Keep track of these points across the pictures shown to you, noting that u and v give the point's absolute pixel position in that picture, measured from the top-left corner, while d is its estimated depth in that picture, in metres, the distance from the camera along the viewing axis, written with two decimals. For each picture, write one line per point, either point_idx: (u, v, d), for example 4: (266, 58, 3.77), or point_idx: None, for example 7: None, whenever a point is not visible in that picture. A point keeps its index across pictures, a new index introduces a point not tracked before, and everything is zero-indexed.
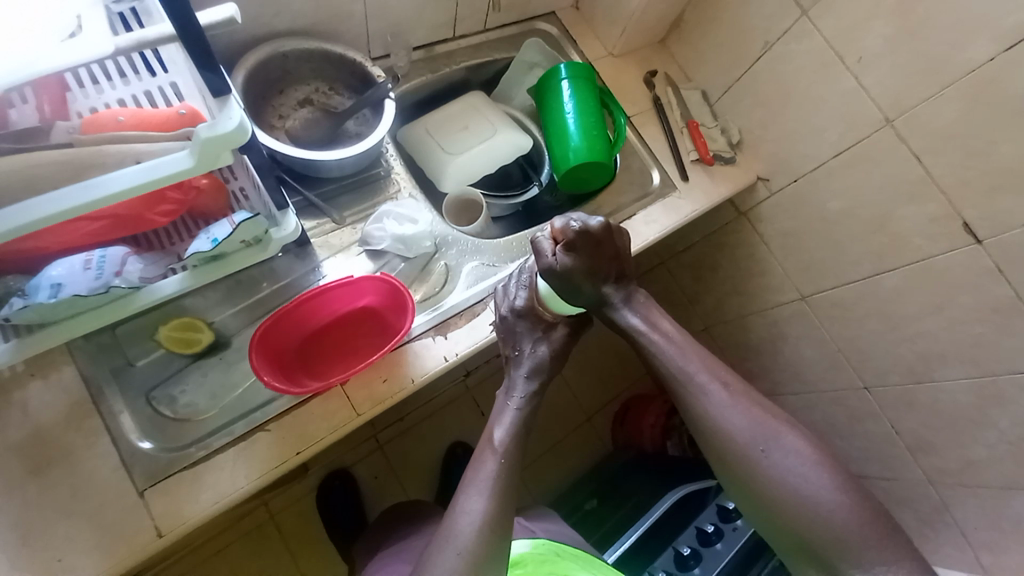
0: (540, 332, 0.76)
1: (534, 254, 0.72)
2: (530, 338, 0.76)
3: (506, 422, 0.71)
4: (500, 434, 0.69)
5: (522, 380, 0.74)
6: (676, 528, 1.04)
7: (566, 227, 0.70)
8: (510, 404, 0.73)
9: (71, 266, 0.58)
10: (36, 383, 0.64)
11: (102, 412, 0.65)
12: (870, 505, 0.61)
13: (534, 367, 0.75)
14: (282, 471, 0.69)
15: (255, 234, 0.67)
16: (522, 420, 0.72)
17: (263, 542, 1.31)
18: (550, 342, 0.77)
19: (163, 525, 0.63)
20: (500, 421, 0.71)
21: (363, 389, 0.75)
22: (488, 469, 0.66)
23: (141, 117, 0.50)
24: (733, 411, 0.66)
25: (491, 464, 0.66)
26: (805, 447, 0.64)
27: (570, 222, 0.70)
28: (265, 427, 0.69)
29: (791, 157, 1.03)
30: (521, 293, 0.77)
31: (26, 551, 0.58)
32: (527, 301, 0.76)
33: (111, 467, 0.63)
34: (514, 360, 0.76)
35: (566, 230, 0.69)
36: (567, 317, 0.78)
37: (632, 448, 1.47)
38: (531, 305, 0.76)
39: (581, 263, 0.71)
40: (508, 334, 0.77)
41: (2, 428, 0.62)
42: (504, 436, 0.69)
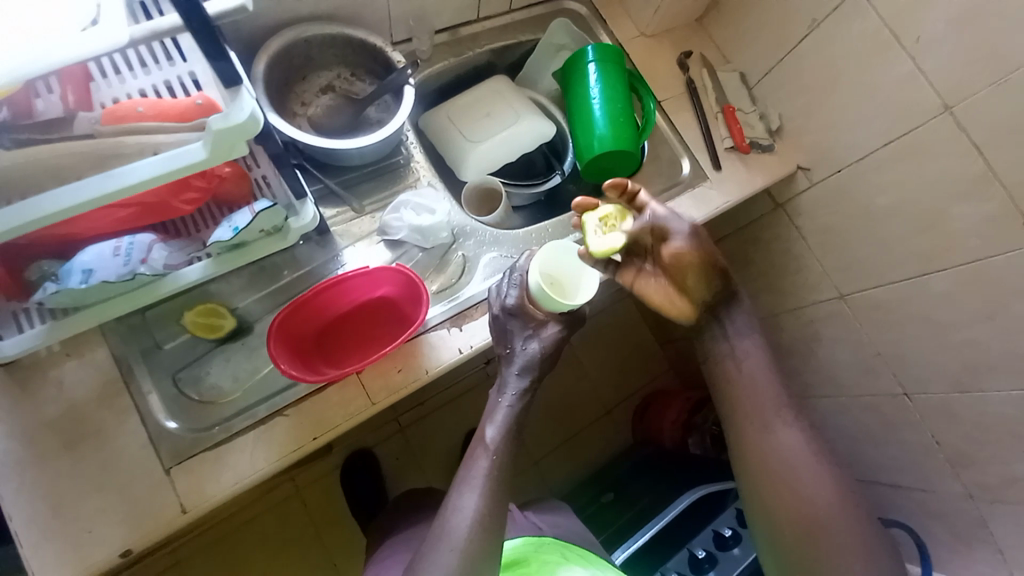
0: (531, 329, 0.73)
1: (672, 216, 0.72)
2: (521, 335, 0.73)
3: (498, 420, 0.69)
4: (491, 433, 0.67)
5: (514, 377, 0.71)
6: (689, 529, 1.01)
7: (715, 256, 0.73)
8: (502, 401, 0.71)
9: (99, 253, 0.60)
10: (71, 362, 0.68)
11: (132, 391, 0.68)
12: (888, 552, 0.63)
13: (527, 363, 0.72)
14: (299, 455, 0.71)
15: (275, 223, 0.68)
16: (515, 416, 0.70)
17: (290, 514, 1.38)
18: (542, 339, 0.73)
19: (187, 502, 0.66)
20: (493, 418, 0.70)
21: (379, 378, 0.75)
22: (480, 467, 0.65)
23: (161, 107, 0.50)
24: (783, 432, 0.68)
25: (483, 461, 0.65)
26: (841, 487, 0.65)
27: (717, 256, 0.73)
28: (284, 412, 0.71)
29: (836, 145, 0.96)
30: (511, 293, 0.74)
31: (58, 520, 0.62)
32: (517, 299, 0.73)
33: (139, 444, 0.66)
34: (506, 358, 0.73)
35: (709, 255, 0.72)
36: (559, 315, 0.74)
37: (653, 443, 1.44)
38: (521, 303, 0.73)
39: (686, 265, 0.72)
40: (499, 333, 0.74)
41: (39, 403, 0.65)
42: (496, 434, 0.68)
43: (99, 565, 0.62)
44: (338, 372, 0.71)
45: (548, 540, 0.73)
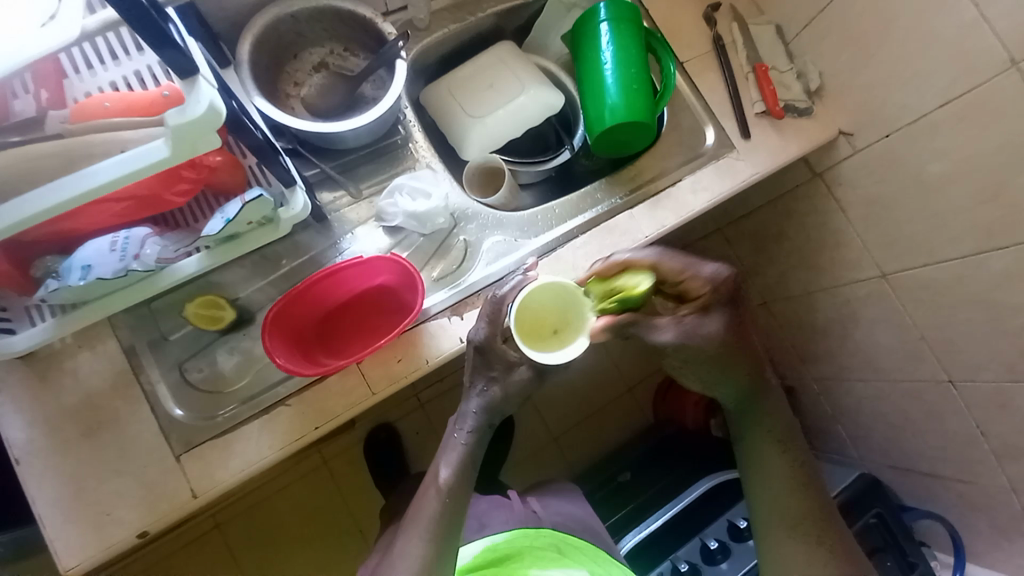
0: (495, 371, 0.70)
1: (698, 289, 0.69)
2: (483, 375, 0.70)
3: (452, 460, 0.69)
4: (445, 473, 0.68)
5: (470, 416, 0.69)
6: (705, 518, 0.99)
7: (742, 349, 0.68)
8: (458, 438, 0.70)
9: (99, 250, 0.62)
10: (84, 353, 0.70)
11: (141, 381, 0.70)
12: None
13: (485, 405, 0.70)
14: (302, 444, 0.72)
15: (263, 214, 0.66)
16: (471, 454, 0.69)
17: (318, 482, 1.44)
18: (504, 383, 0.69)
19: (197, 488, 0.68)
20: (447, 457, 0.69)
21: (379, 368, 0.75)
22: (429, 508, 0.67)
23: (129, 101, 0.50)
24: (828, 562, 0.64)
25: (433, 503, 0.67)
26: None
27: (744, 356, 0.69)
28: (285, 403, 0.72)
29: (884, 107, 0.85)
30: (481, 326, 0.70)
31: (82, 502, 0.66)
32: (487, 333, 0.69)
33: (152, 433, 0.69)
34: (464, 393, 0.72)
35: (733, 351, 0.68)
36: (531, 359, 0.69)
37: (675, 423, 1.41)
38: (491, 337, 0.69)
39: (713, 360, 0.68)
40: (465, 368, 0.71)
41: (59, 393, 0.68)
42: (450, 474, 0.68)
43: (121, 544, 0.65)
44: (335, 364, 0.70)
45: (549, 532, 0.78)
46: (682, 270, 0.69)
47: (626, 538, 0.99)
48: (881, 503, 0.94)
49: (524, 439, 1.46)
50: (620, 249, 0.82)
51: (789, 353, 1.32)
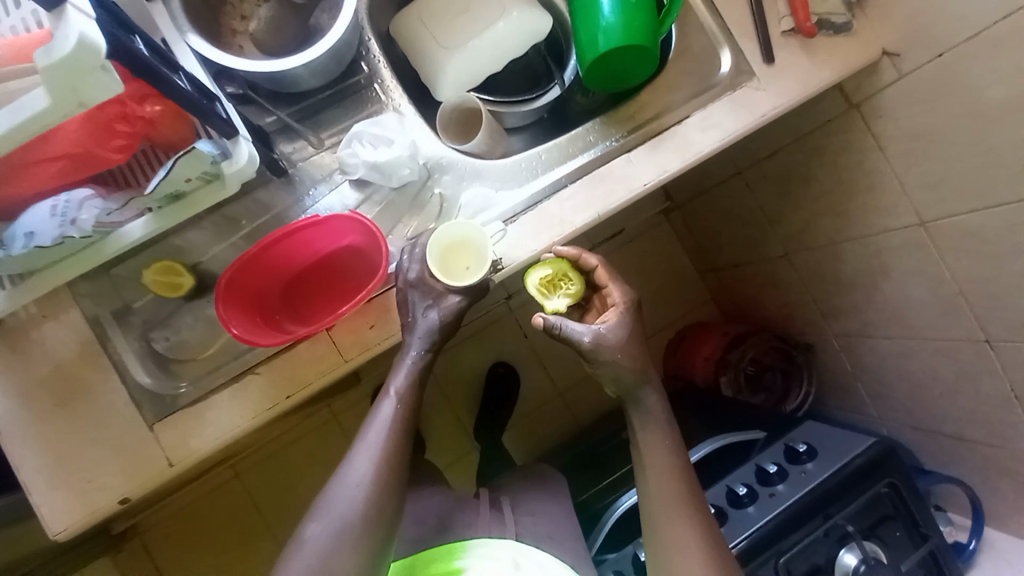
0: (431, 299, 0.70)
1: (614, 305, 0.76)
2: (421, 304, 0.69)
3: (400, 377, 0.72)
4: (396, 385, 0.72)
5: (415, 341, 0.70)
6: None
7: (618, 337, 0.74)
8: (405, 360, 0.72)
9: (37, 214, 0.57)
10: (48, 323, 0.67)
11: (108, 351, 0.68)
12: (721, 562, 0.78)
13: (432, 327, 0.70)
14: (276, 412, 0.70)
15: (202, 169, 0.59)
16: (418, 372, 0.72)
17: (328, 435, 1.48)
18: (442, 309, 0.70)
19: (173, 456, 0.67)
20: (396, 371, 0.72)
21: (349, 335, 0.71)
22: (385, 412, 0.71)
23: (16, 47, 0.45)
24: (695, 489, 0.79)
25: (387, 408, 0.71)
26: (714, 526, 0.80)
27: (619, 342, 0.74)
28: (255, 370, 0.69)
29: (940, 15, 0.70)
30: (413, 268, 0.69)
31: (64, 469, 0.66)
32: (420, 273, 0.69)
33: (122, 402, 0.67)
34: (408, 327, 0.70)
35: (618, 344, 0.74)
36: (464, 288, 0.71)
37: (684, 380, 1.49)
38: (423, 276, 0.69)
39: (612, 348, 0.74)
40: (400, 303, 0.69)
41: (28, 363, 0.66)
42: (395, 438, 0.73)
43: (104, 509, 0.66)
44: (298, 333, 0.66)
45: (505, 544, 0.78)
46: (608, 281, 0.76)
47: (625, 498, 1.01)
48: (896, 473, 0.88)
49: (529, 394, 1.53)
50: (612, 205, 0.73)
51: (812, 308, 1.26)
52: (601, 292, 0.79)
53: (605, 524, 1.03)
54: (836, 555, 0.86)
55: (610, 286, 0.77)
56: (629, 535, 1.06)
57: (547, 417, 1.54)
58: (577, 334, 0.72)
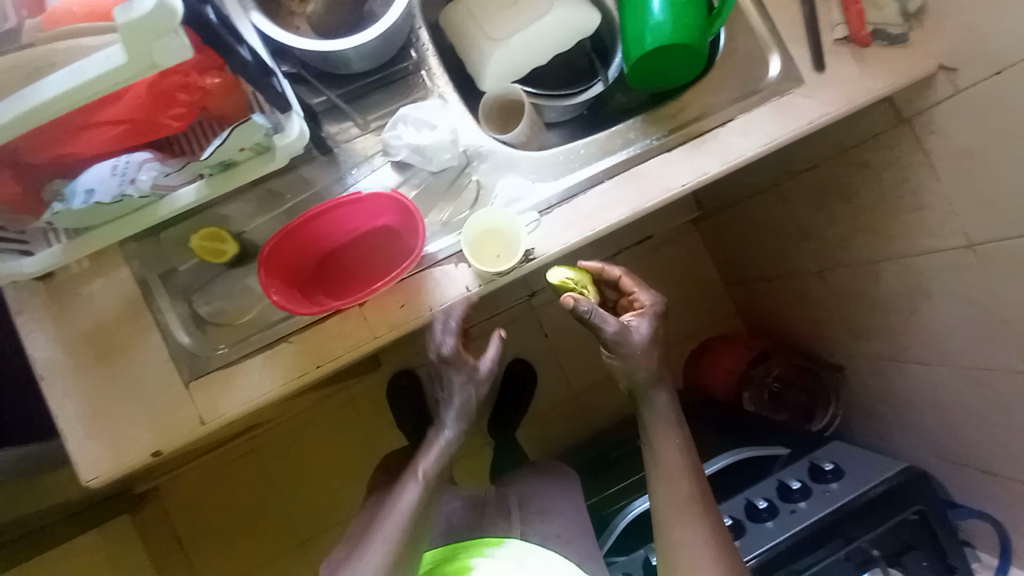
0: (465, 374, 0.75)
1: (641, 306, 0.79)
2: (457, 380, 0.75)
3: (431, 454, 0.76)
4: (425, 465, 0.76)
5: (449, 420, 0.76)
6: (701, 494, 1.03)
7: (643, 332, 0.76)
8: (438, 438, 0.77)
9: (98, 173, 0.62)
10: (97, 280, 0.70)
11: (152, 310, 0.70)
12: None
13: (465, 405, 0.76)
14: (304, 381, 0.72)
15: (255, 140, 0.62)
16: (447, 452, 0.76)
17: (344, 418, 1.51)
18: (475, 383, 0.75)
19: (205, 416, 0.69)
20: (427, 449, 0.77)
21: (379, 312, 0.72)
22: (408, 497, 0.75)
23: (91, 7, 0.49)
24: None
25: (411, 492, 0.75)
26: None
27: (643, 337, 0.76)
28: (288, 339, 0.71)
29: (999, 28, 0.68)
30: (446, 341, 0.72)
31: (100, 420, 0.69)
32: (453, 348, 0.72)
33: (160, 360, 0.70)
34: (444, 401, 0.77)
35: (642, 337, 0.76)
36: (497, 275, 0.72)
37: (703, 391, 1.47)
38: (456, 352, 0.73)
39: (637, 344, 0.75)
40: (436, 375, 0.77)
41: (76, 317, 0.70)
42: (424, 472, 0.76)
43: (136, 462, 0.69)
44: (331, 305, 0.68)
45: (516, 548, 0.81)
46: (632, 287, 0.81)
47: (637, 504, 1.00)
48: (923, 500, 0.84)
49: (545, 394, 1.53)
50: (647, 205, 0.73)
51: (842, 328, 1.22)
52: (627, 299, 0.82)
53: (616, 525, 1.02)
54: None
55: (637, 292, 0.80)
56: (638, 541, 1.04)
57: (562, 418, 1.54)
58: (603, 322, 0.72)
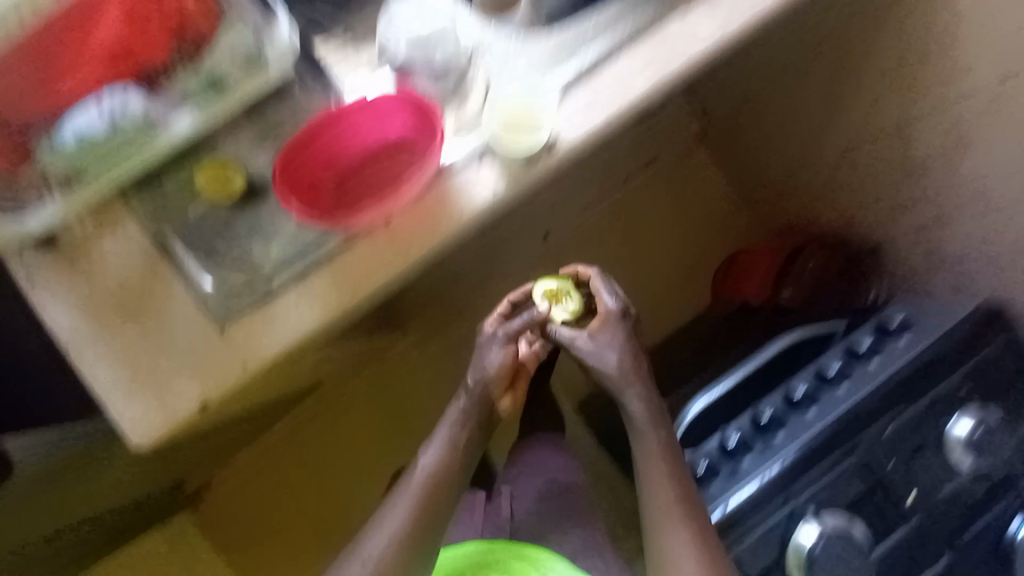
0: (479, 366, 0.93)
1: (604, 314, 0.90)
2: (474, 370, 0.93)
3: (434, 449, 0.91)
4: (428, 461, 0.89)
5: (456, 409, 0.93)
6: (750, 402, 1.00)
7: (598, 343, 0.89)
8: (443, 432, 0.92)
9: (83, 116, 0.62)
10: (109, 237, 0.67)
11: (171, 260, 0.67)
12: None
13: (472, 400, 0.93)
14: (343, 313, 0.68)
15: (244, 51, 0.67)
16: (450, 444, 0.91)
17: (379, 387, 1.48)
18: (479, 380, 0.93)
19: (247, 359, 0.66)
20: (432, 446, 0.91)
21: (410, 228, 0.68)
22: (412, 486, 0.88)
23: None
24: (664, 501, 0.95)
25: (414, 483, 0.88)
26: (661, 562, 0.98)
27: (596, 349, 0.89)
28: (318, 269, 0.68)
29: None
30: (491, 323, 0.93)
31: (140, 380, 0.66)
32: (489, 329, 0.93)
33: (191, 309, 0.67)
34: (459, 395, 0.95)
35: (596, 347, 0.89)
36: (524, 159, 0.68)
37: (736, 299, 1.46)
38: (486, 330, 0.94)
39: (591, 356, 0.90)
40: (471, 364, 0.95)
41: (94, 278, 0.67)
42: (431, 461, 0.90)
43: (185, 415, 0.66)
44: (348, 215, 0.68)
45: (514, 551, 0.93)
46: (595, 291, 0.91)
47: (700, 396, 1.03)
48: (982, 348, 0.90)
49: None
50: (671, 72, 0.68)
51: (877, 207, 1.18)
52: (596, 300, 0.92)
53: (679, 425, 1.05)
54: (942, 428, 0.88)
55: (601, 295, 0.90)
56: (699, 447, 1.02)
57: None
58: (560, 337, 0.91)
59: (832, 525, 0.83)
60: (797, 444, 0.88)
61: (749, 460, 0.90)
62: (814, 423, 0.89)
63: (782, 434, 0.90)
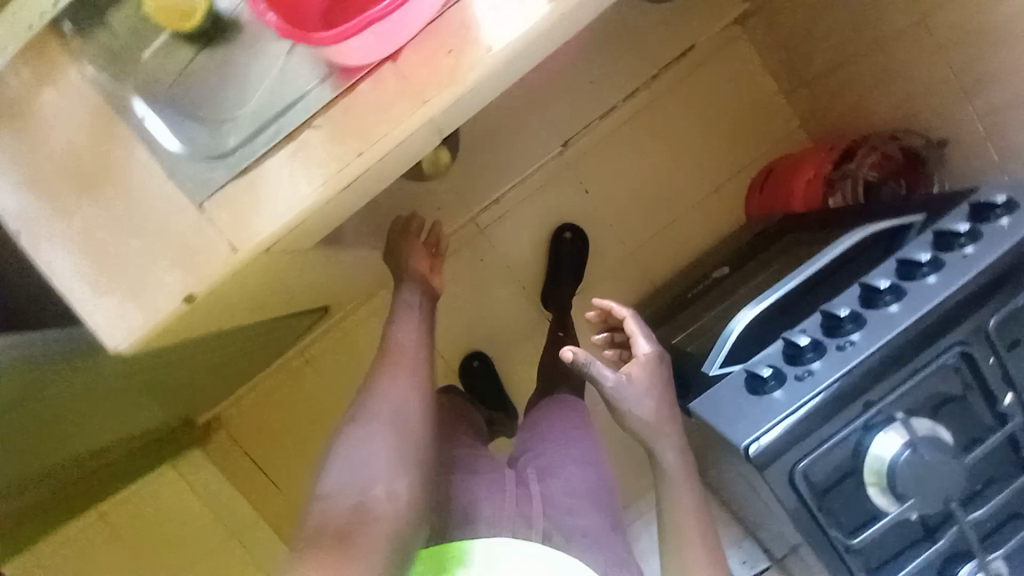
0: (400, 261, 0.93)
1: (646, 360, 0.76)
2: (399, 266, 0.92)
3: (391, 386, 0.68)
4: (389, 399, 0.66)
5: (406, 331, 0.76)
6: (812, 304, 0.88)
7: (641, 387, 0.74)
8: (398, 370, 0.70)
9: None
10: (49, 90, 0.54)
11: (127, 118, 0.54)
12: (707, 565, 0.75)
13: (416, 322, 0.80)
14: (345, 180, 0.54)
15: None
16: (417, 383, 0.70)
17: (391, 317, 1.38)
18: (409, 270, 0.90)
19: (235, 242, 0.54)
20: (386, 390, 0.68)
21: (422, 66, 0.53)
22: (375, 432, 0.63)
23: None
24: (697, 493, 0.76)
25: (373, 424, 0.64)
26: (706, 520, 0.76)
27: (638, 397, 0.74)
28: (312, 125, 0.53)
29: None
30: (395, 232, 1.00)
31: (104, 267, 0.54)
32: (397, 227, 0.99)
33: (157, 178, 0.54)
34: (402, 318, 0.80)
35: (637, 393, 0.74)
36: None
37: (779, 210, 1.29)
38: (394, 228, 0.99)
39: (631, 402, 0.74)
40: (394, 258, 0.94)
41: (39, 142, 0.54)
42: (398, 396, 0.67)
43: (166, 311, 0.55)
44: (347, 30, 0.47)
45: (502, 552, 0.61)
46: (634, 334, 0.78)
47: (747, 310, 0.89)
48: None
49: (598, 253, 1.40)
50: None
51: (949, 90, 1.00)
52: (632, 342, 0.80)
53: (724, 343, 0.89)
54: None
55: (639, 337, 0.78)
56: None
57: (616, 278, 1.40)
58: (597, 373, 0.74)
59: (918, 432, 0.69)
60: (879, 345, 0.72)
61: (819, 364, 0.74)
62: (897, 322, 0.73)
63: (859, 334, 0.74)
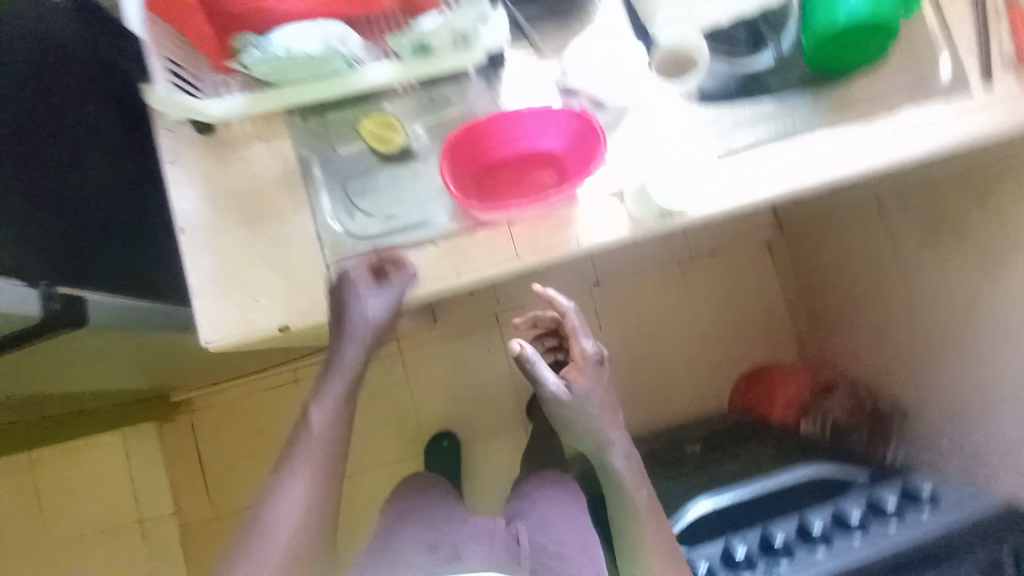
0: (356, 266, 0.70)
1: (584, 359, 0.80)
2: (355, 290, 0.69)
3: (321, 407, 0.73)
4: (316, 427, 0.72)
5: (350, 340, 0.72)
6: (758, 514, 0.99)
7: (578, 392, 0.80)
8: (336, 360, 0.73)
9: (297, 30, 0.61)
10: (259, 144, 0.70)
11: (308, 186, 0.70)
12: None
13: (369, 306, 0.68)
14: (443, 289, 0.70)
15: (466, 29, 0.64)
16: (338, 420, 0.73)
17: (391, 367, 1.47)
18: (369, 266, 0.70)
19: (341, 304, 0.68)
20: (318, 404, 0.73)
21: (529, 235, 0.70)
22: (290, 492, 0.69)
23: None
24: None
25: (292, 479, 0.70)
26: None
27: (575, 402, 0.80)
28: (434, 243, 0.70)
29: None
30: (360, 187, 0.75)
31: (232, 282, 0.68)
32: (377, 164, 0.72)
33: (307, 235, 0.69)
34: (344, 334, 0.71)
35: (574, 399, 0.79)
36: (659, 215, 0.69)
37: (758, 412, 1.45)
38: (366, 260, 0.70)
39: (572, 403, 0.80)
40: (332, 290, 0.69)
41: (233, 176, 0.70)
42: (314, 440, 0.72)
43: (263, 332, 0.68)
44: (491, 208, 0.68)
45: None
46: (572, 331, 0.81)
47: (706, 498, 1.02)
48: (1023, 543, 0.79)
49: None
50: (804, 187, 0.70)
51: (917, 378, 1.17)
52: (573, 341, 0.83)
53: (681, 519, 1.00)
54: None
55: (579, 339, 0.81)
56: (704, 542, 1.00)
57: None
58: (538, 376, 0.80)
59: None
60: None
61: None
62: (817, 564, 0.81)
63: (787, 564, 0.84)
